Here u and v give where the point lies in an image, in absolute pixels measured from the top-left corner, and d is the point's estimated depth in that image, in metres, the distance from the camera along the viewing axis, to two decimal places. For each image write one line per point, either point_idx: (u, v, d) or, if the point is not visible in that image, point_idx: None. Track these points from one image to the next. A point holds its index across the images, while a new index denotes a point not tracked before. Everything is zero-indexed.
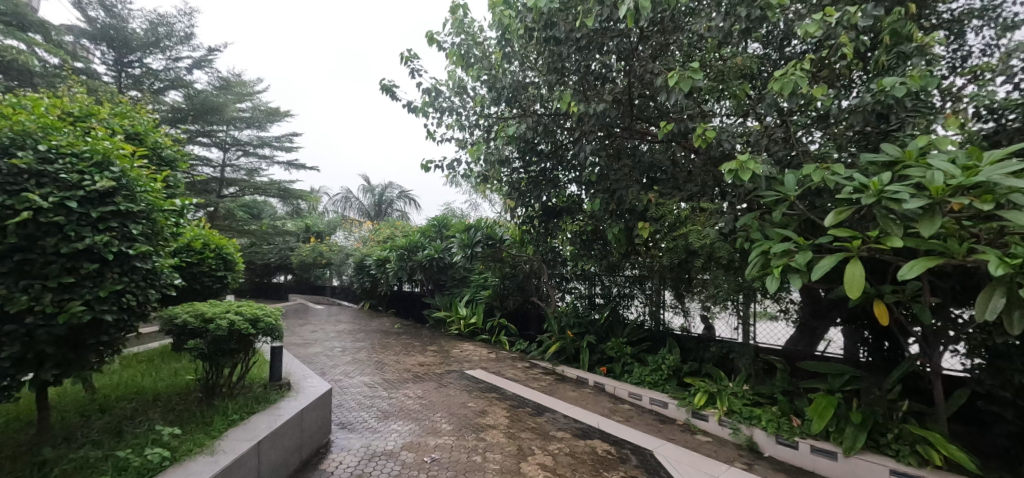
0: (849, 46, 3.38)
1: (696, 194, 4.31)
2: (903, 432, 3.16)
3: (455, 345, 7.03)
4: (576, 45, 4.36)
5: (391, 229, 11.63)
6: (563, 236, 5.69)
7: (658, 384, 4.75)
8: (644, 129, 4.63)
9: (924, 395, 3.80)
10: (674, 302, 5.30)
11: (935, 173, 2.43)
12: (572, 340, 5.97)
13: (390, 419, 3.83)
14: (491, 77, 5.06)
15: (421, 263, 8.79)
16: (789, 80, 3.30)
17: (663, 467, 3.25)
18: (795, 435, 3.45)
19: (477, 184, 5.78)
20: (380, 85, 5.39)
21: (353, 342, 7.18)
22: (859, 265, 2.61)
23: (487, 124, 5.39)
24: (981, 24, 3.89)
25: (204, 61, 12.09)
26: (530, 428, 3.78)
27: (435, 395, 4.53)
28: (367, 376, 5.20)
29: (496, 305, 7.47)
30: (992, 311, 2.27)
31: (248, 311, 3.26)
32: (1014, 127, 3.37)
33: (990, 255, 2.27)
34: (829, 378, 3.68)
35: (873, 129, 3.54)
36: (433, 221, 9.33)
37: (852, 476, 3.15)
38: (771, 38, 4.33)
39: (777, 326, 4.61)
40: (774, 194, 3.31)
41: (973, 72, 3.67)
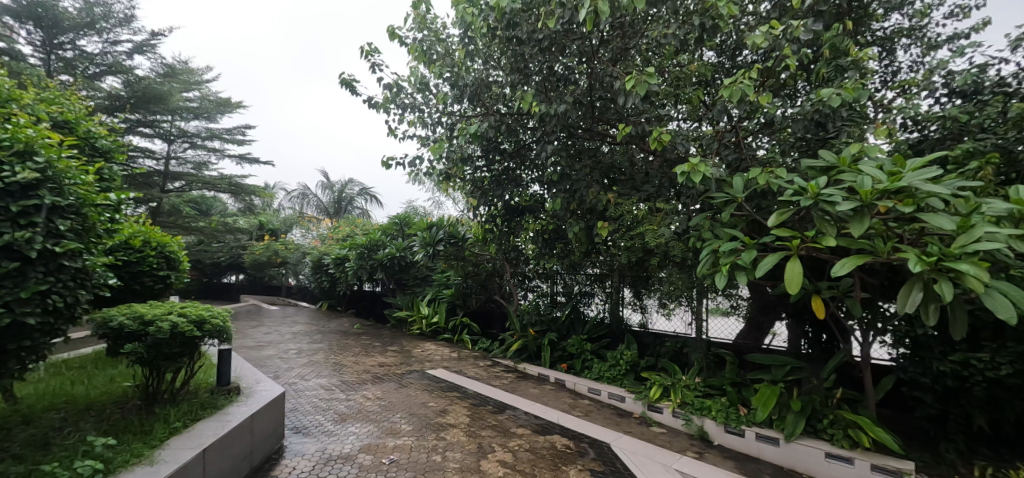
0: (793, 57, 3.60)
1: (653, 195, 4.46)
2: (837, 418, 3.40)
3: (417, 345, 6.93)
4: (539, 46, 4.44)
5: (351, 227, 11.29)
6: (526, 235, 5.73)
7: (617, 379, 4.89)
8: (604, 130, 4.74)
9: (856, 383, 4.11)
10: (633, 298, 5.54)
11: (865, 178, 2.64)
12: (534, 338, 6.03)
13: (348, 422, 3.74)
14: (454, 74, 4.98)
15: (382, 263, 8.64)
16: (737, 87, 3.49)
17: (620, 458, 3.35)
18: (742, 424, 3.65)
19: (439, 182, 5.73)
20: (339, 79, 5.24)
21: (310, 344, 6.95)
22: (798, 262, 2.80)
23: (450, 122, 5.34)
24: (910, 42, 4.24)
25: (146, 46, 11.33)
26: (491, 426, 3.79)
27: (395, 396, 4.46)
28: (324, 378, 5.05)
29: (458, 303, 7.45)
30: (912, 305, 2.49)
31: (194, 312, 3.09)
32: (934, 138, 3.71)
33: (910, 254, 2.48)
34: (773, 369, 3.91)
35: (813, 136, 3.77)
36: (394, 219, 9.14)
37: (793, 461, 3.36)
38: (724, 47, 4.55)
39: (727, 321, 4.83)
40: (723, 196, 3.48)
41: (902, 86, 4.01)
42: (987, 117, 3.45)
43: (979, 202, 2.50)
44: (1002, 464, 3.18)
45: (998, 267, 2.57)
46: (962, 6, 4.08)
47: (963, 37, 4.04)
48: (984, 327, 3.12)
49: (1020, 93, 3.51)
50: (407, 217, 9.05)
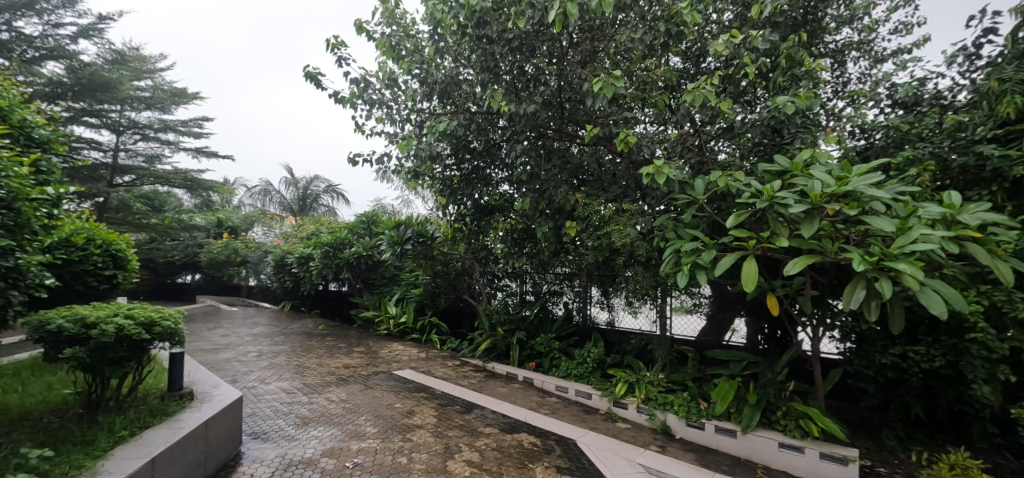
0: (751, 66, 3.76)
1: (620, 195, 4.55)
2: (790, 409, 3.57)
3: (384, 345, 6.81)
4: (509, 45, 4.46)
5: (316, 225, 10.98)
6: (495, 235, 5.74)
7: (584, 376, 4.96)
8: (573, 131, 4.82)
9: (806, 376, 4.35)
10: (601, 297, 5.64)
11: (815, 182, 2.79)
12: (503, 337, 6.04)
13: (310, 426, 3.64)
14: (423, 71, 4.87)
15: (348, 262, 8.44)
16: (699, 93, 3.61)
17: (585, 455, 3.40)
18: (703, 418, 3.77)
19: (407, 180, 5.64)
20: (303, 72, 5.07)
21: (271, 346, 6.72)
22: (754, 262, 2.92)
23: (419, 119, 5.27)
24: (859, 55, 4.51)
25: (92, 30, 10.64)
26: (458, 426, 3.77)
27: (360, 398, 4.37)
28: (286, 381, 4.89)
29: (427, 303, 7.36)
30: (855, 302, 2.63)
31: (142, 314, 2.92)
32: (878, 145, 3.97)
33: (855, 254, 2.63)
34: (731, 364, 4.08)
35: (770, 142, 3.95)
36: (361, 217, 8.96)
37: (749, 452, 3.51)
38: (689, 53, 4.69)
39: (690, 319, 4.99)
40: (686, 198, 3.60)
41: (851, 97, 4.27)
42: (924, 127, 3.72)
43: (916, 206, 2.68)
44: (935, 449, 3.45)
45: (933, 266, 2.76)
46: (905, 23, 4.37)
47: (906, 52, 4.32)
48: (921, 322, 3.35)
49: (954, 106, 3.80)
50: (375, 215, 8.87)
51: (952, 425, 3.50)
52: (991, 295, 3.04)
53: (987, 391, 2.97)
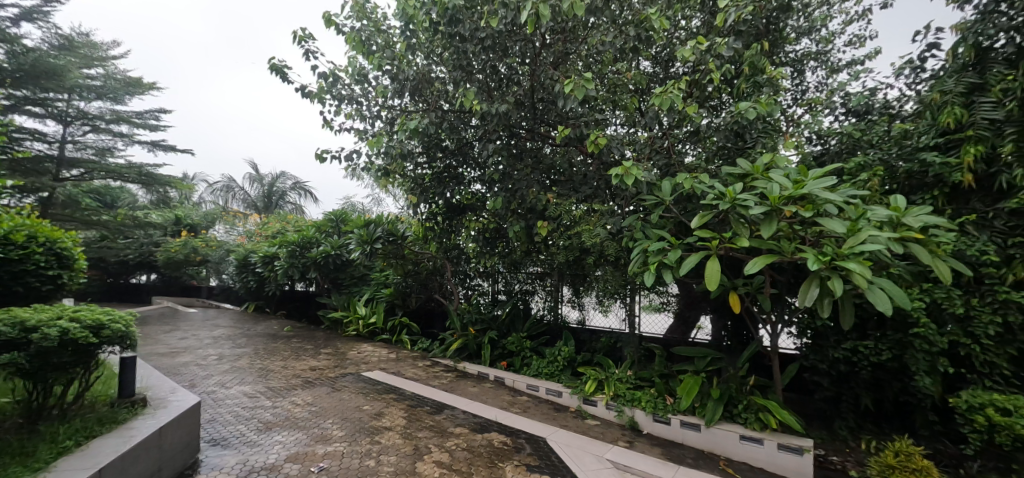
0: (717, 72, 3.88)
1: (591, 196, 4.62)
2: (750, 403, 3.71)
3: (352, 346, 6.67)
4: (481, 45, 4.46)
5: (281, 223, 10.62)
6: (467, 234, 5.72)
7: (555, 375, 5.00)
8: (546, 132, 4.87)
9: (766, 370, 4.55)
10: (572, 296, 5.71)
11: (774, 185, 2.91)
12: (474, 337, 6.00)
13: (273, 430, 3.53)
14: (394, 67, 4.77)
15: (315, 261, 8.21)
16: (667, 97, 3.72)
17: (555, 452, 3.43)
18: (669, 412, 3.88)
19: (377, 178, 5.54)
20: (268, 64, 4.90)
21: (233, 349, 6.46)
22: (716, 262, 3.03)
23: (390, 116, 5.16)
24: (817, 65, 4.73)
25: (36, 13, 9.96)
26: (428, 427, 3.74)
27: (326, 401, 4.27)
28: (248, 385, 4.72)
29: (397, 303, 7.24)
30: (810, 299, 2.76)
31: (89, 317, 2.76)
32: (833, 151, 4.18)
33: (809, 254, 2.77)
34: (696, 360, 4.22)
35: (733, 146, 4.09)
36: (330, 215, 8.73)
37: (712, 445, 3.63)
38: (659, 58, 4.80)
39: (658, 317, 5.13)
40: (653, 199, 3.70)
41: (809, 104, 4.48)
42: (875, 135, 3.96)
43: (865, 209, 2.83)
44: (882, 437, 3.67)
45: (880, 265, 2.93)
46: (858, 36, 4.61)
47: (859, 63, 4.56)
48: (870, 318, 3.55)
49: (901, 115, 4.05)
50: (344, 214, 8.68)
51: (898, 415, 3.73)
52: (932, 292, 3.25)
53: (927, 382, 3.18)
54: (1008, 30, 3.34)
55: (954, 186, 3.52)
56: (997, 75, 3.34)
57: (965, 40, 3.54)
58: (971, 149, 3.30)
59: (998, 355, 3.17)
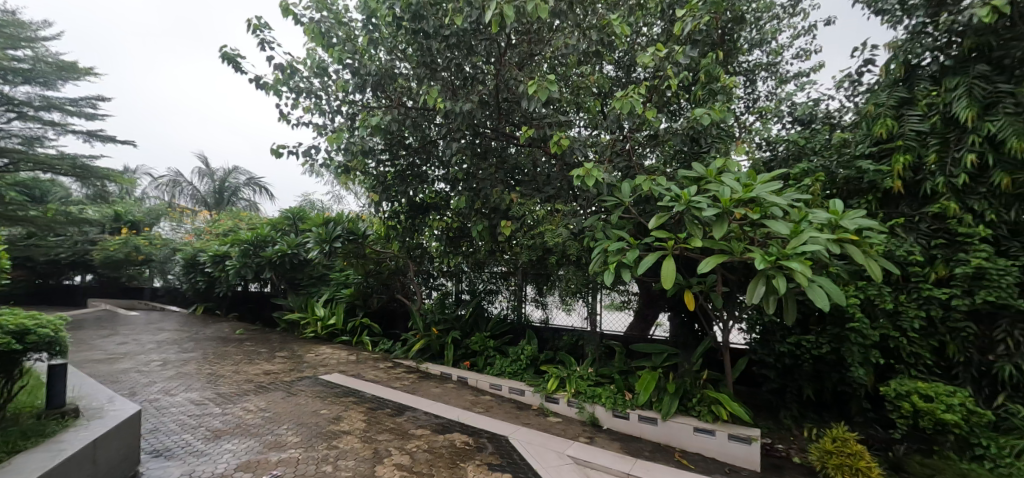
0: (675, 79, 4.03)
1: (553, 196, 4.68)
2: (703, 396, 3.87)
3: (310, 349, 6.44)
4: (447, 42, 4.43)
5: (234, 220, 10.13)
6: (430, 233, 5.68)
7: (517, 373, 5.04)
8: (510, 132, 4.85)
9: (718, 364, 4.77)
10: (535, 296, 5.76)
11: (725, 188, 3.06)
12: (437, 337, 5.92)
13: (223, 438, 3.36)
14: (356, 61, 4.60)
15: (270, 260, 7.88)
16: (627, 101, 3.82)
17: (516, 450, 3.46)
18: (627, 408, 3.99)
19: (337, 175, 5.37)
20: (220, 53, 4.66)
21: (179, 354, 6.11)
22: (671, 261, 3.14)
23: (351, 111, 5.02)
24: (767, 76, 4.99)
25: None
26: (389, 430, 3.68)
27: (281, 406, 4.11)
28: (195, 392, 4.47)
29: (358, 303, 7.06)
30: (756, 297, 2.91)
31: (13, 322, 2.54)
32: (780, 157, 4.42)
33: (756, 254, 2.91)
34: (653, 357, 4.36)
35: (689, 150, 4.26)
36: (287, 213, 8.40)
37: (668, 438, 3.76)
38: (621, 62, 4.93)
39: (618, 315, 5.28)
40: (613, 200, 3.80)
41: (760, 113, 4.72)
42: (817, 143, 4.21)
43: (807, 212, 3.01)
44: (821, 425, 3.92)
45: (820, 265, 3.13)
46: (805, 50, 4.90)
47: (805, 75, 4.85)
48: (811, 314, 3.79)
49: (841, 125, 4.35)
50: (302, 212, 8.37)
51: (836, 404, 4.00)
52: (865, 290, 3.51)
53: (861, 373, 3.44)
54: (932, 50, 3.67)
55: (885, 192, 3.82)
56: (923, 90, 3.68)
57: (896, 58, 3.86)
58: (900, 157, 3.62)
59: (922, 346, 3.47)
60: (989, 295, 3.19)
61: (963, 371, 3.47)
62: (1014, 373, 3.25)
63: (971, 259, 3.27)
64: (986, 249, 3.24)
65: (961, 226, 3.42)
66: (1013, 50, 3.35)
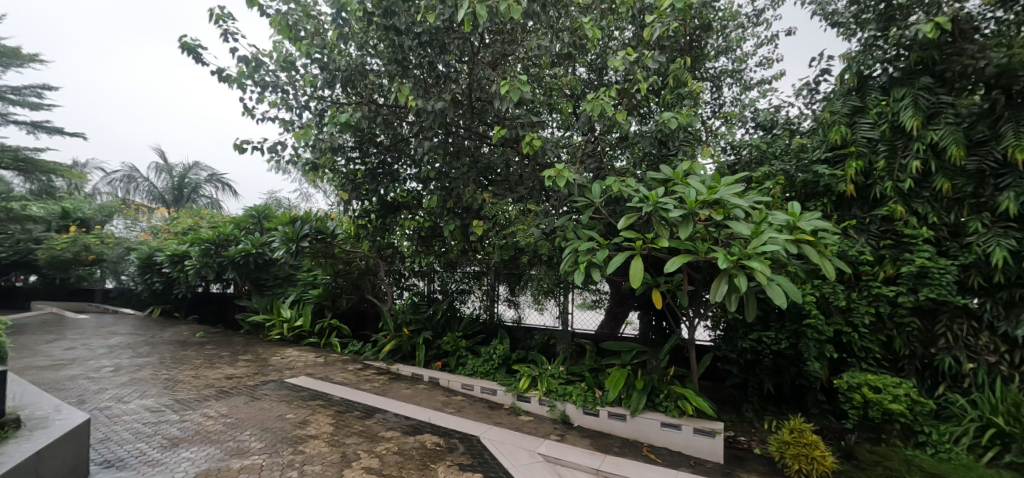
0: (644, 83, 4.12)
1: (525, 196, 4.70)
2: (670, 392, 3.98)
3: (275, 352, 6.24)
4: (419, 39, 4.38)
5: (194, 219, 9.71)
6: (401, 232, 5.62)
7: (489, 373, 5.04)
8: (483, 131, 4.84)
9: (684, 361, 4.92)
10: (508, 296, 5.78)
11: (691, 189, 3.15)
12: (408, 338, 5.85)
13: (180, 447, 3.22)
14: (325, 56, 4.48)
15: (233, 260, 7.59)
16: (598, 103, 3.88)
17: (487, 450, 3.46)
18: (597, 405, 4.06)
19: (304, 172, 5.22)
20: (179, 42, 4.45)
21: (133, 359, 5.81)
22: (640, 261, 3.21)
23: (320, 107, 4.88)
24: (732, 82, 5.17)
25: None
26: (357, 433, 3.61)
27: (244, 411, 3.97)
28: (150, 398, 4.26)
29: (326, 304, 6.88)
30: (719, 295, 3.01)
31: None
32: (744, 161, 4.58)
33: (720, 254, 3.01)
34: (622, 355, 4.45)
35: (657, 153, 4.36)
36: (251, 211, 8.10)
37: (636, 433, 3.84)
38: (594, 65, 5.01)
39: (589, 314, 5.36)
40: (584, 200, 3.85)
41: (725, 117, 4.88)
42: (778, 148, 4.39)
43: (767, 214, 3.14)
44: (780, 417, 4.09)
45: (779, 264, 3.27)
46: (767, 58, 5.10)
47: (767, 82, 5.04)
48: (771, 311, 3.95)
49: (800, 131, 4.56)
50: (268, 210, 8.09)
51: (794, 396, 4.19)
52: (820, 288, 3.69)
53: (817, 367, 3.61)
54: (882, 62, 3.87)
55: (839, 195, 4.02)
56: (874, 100, 3.90)
57: (850, 68, 4.05)
58: (853, 163, 3.82)
59: (872, 341, 3.68)
60: (931, 293, 3.44)
61: (909, 364, 3.72)
62: (952, 364, 3.53)
63: (915, 259, 3.51)
64: (928, 249, 3.48)
65: (907, 228, 3.64)
66: (953, 64, 3.57)
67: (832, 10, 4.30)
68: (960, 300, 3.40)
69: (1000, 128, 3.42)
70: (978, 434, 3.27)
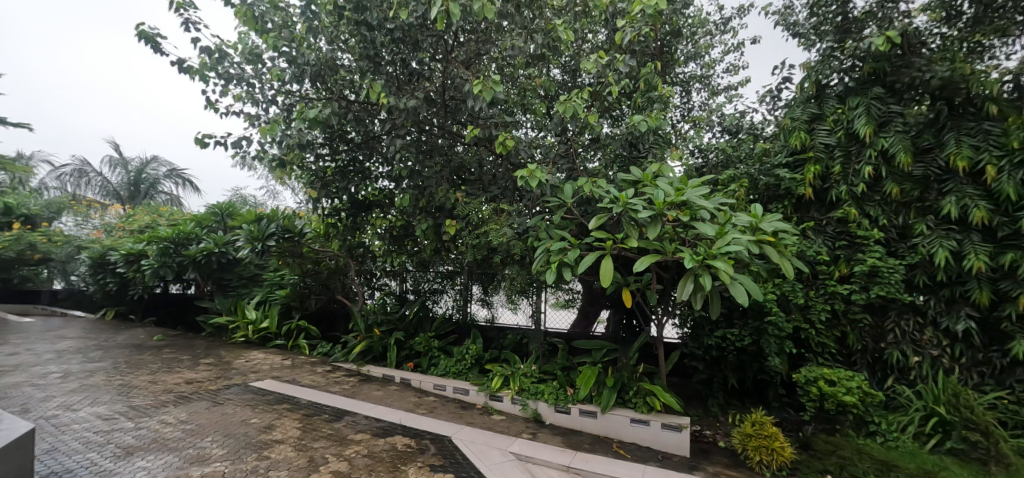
0: (615, 85, 4.20)
1: (499, 196, 4.71)
2: (639, 388, 4.07)
3: (240, 354, 6.03)
4: (391, 36, 4.31)
5: (152, 216, 9.27)
6: (372, 232, 5.57)
7: (462, 373, 5.02)
8: (456, 130, 4.80)
9: (653, 358, 5.03)
10: (481, 295, 5.77)
11: (659, 191, 3.23)
12: (379, 339, 5.75)
13: (135, 456, 3.07)
14: (293, 50, 4.35)
15: (195, 260, 7.29)
16: (570, 105, 3.93)
17: (459, 450, 3.45)
18: (569, 403, 4.10)
19: (271, 168, 5.07)
20: (136, 30, 4.24)
21: (84, 364, 5.50)
22: (610, 260, 3.27)
23: (288, 102, 4.74)
24: (700, 87, 5.32)
25: None
26: (325, 436, 3.54)
27: (205, 417, 3.83)
28: (103, 405, 4.05)
29: (294, 305, 6.70)
30: (686, 294, 3.09)
31: None
32: (711, 164, 4.71)
33: (686, 254, 3.10)
34: (593, 353, 4.52)
35: (628, 154, 4.45)
36: (214, 208, 7.79)
37: (607, 430, 3.91)
38: (567, 66, 5.05)
39: (562, 314, 5.41)
40: (556, 201, 3.89)
41: (694, 122, 5.01)
42: (743, 152, 4.53)
43: (731, 215, 3.25)
44: (743, 411, 4.25)
45: (742, 263, 3.38)
46: (734, 65, 5.28)
47: (733, 89, 5.22)
48: (735, 309, 4.09)
49: (763, 136, 4.75)
50: (232, 208, 7.80)
51: (756, 391, 4.34)
52: (781, 286, 3.85)
53: (777, 362, 3.77)
54: (839, 72, 4.04)
55: (798, 198, 4.20)
56: (831, 108, 4.08)
57: (810, 77, 4.20)
58: (811, 167, 4.00)
59: (828, 336, 3.86)
60: (882, 290, 3.65)
61: (861, 358, 3.93)
62: (900, 358, 3.74)
63: (867, 259, 3.72)
64: (879, 249, 3.69)
65: (861, 230, 3.84)
66: (902, 76, 3.82)
67: (793, 20, 4.50)
68: (907, 297, 3.62)
69: (943, 136, 3.69)
70: (922, 423, 3.51)
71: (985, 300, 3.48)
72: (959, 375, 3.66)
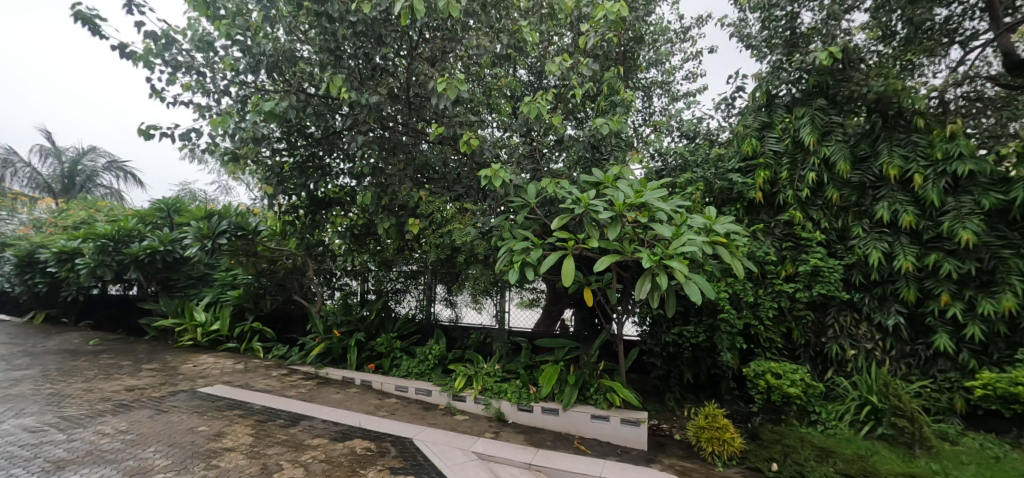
0: (579, 88, 4.28)
1: (462, 195, 4.70)
2: (600, 385, 4.16)
3: (187, 359, 5.72)
4: (352, 28, 4.11)
5: (89, 211, 8.63)
6: (332, 230, 5.42)
7: (425, 374, 4.96)
8: (420, 128, 4.73)
9: (614, 355, 5.16)
10: (445, 295, 5.69)
11: (619, 192, 3.32)
12: (339, 340, 5.59)
13: (67, 470, 2.86)
14: (247, 39, 4.13)
15: (136, 259, 6.79)
16: (535, 106, 3.97)
17: (420, 451, 3.42)
18: (532, 401, 4.14)
19: (223, 162, 4.83)
20: (71, 10, 3.92)
21: (8, 372, 5.05)
22: (571, 260, 3.32)
23: (242, 94, 4.54)
24: (660, 93, 5.48)
25: None
26: (280, 442, 3.41)
27: (148, 425, 3.61)
28: (29, 417, 3.73)
29: (247, 306, 6.40)
30: (644, 293, 3.18)
31: None
32: (670, 167, 4.87)
33: (644, 253, 3.20)
34: (556, 351, 4.57)
35: (590, 156, 4.53)
36: (159, 204, 7.34)
37: (568, 426, 3.98)
38: (533, 68, 5.09)
39: (525, 313, 5.44)
40: (520, 201, 3.92)
41: (654, 126, 5.17)
42: (700, 156, 4.67)
43: (687, 217, 3.38)
44: (698, 405, 4.42)
45: (696, 263, 3.52)
46: (692, 72, 5.48)
47: (691, 95, 5.42)
48: (691, 307, 4.25)
49: (718, 141, 4.96)
50: (179, 203, 7.37)
51: (709, 385, 4.53)
52: (733, 285, 4.03)
53: (729, 357, 3.95)
54: (787, 83, 4.30)
55: (750, 201, 4.41)
56: (779, 117, 4.32)
57: (761, 87, 4.44)
58: (761, 172, 4.22)
59: (775, 332, 4.08)
60: (823, 288, 3.92)
61: (804, 352, 4.18)
62: (838, 351, 4.00)
63: (810, 259, 3.98)
64: (820, 250, 3.95)
65: (805, 232, 4.09)
66: (842, 89, 4.09)
67: (747, 33, 4.73)
68: (844, 295, 3.89)
69: (877, 146, 3.99)
70: (857, 411, 3.77)
71: (912, 297, 3.78)
72: (889, 366, 3.96)
